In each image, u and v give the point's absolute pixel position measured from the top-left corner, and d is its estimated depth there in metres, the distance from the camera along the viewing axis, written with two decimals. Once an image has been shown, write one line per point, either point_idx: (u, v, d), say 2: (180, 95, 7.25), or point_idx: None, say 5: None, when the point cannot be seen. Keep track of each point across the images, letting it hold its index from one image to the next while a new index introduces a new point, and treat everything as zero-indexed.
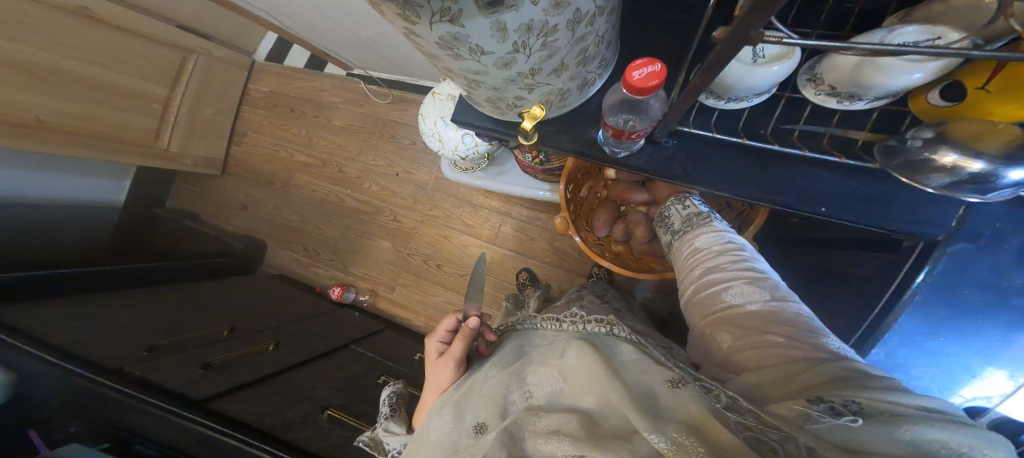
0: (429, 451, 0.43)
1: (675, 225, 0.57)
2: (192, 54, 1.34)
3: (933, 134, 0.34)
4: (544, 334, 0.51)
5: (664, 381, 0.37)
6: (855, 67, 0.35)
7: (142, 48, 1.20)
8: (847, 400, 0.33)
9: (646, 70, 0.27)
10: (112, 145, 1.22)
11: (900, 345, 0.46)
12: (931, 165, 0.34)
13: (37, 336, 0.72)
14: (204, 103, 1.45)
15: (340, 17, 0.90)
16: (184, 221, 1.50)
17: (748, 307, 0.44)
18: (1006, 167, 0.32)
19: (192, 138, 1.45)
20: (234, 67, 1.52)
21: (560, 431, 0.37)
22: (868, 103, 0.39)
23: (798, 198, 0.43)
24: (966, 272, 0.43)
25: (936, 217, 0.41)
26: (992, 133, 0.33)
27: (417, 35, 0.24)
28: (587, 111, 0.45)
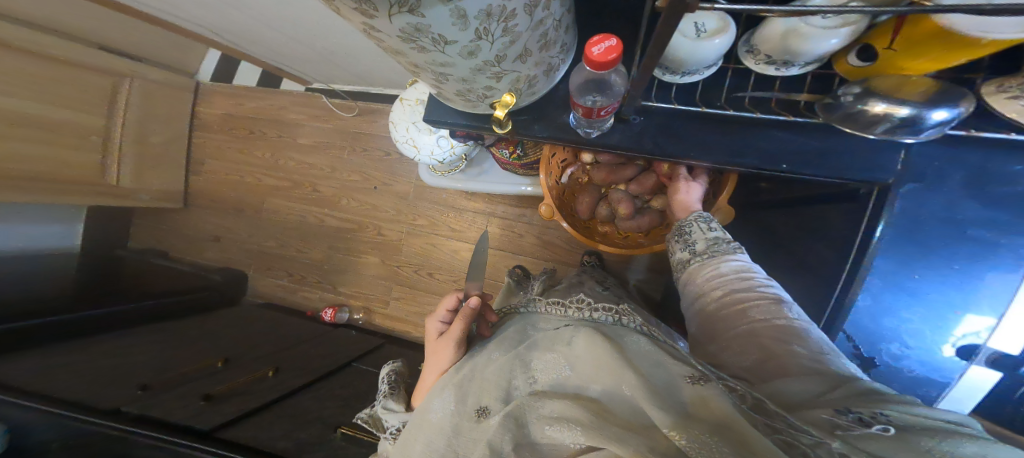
0: (429, 431, 0.43)
1: (698, 246, 0.51)
2: (122, 78, 1.28)
3: (862, 88, 0.39)
4: (549, 317, 0.52)
5: (684, 377, 0.35)
6: (782, 37, 0.39)
7: (71, 77, 1.16)
8: (875, 414, 0.31)
9: (604, 45, 0.29)
10: (59, 184, 1.18)
11: (882, 288, 0.43)
12: (866, 114, 0.39)
13: (19, 386, 0.71)
14: (152, 132, 1.41)
15: (280, 26, 0.89)
16: (156, 260, 1.46)
17: (773, 322, 0.42)
18: (930, 110, 0.37)
19: (145, 170, 1.40)
20: (175, 89, 1.48)
21: (568, 417, 0.36)
22: (801, 68, 0.42)
23: (763, 159, 0.46)
24: (921, 209, 0.42)
25: (883, 161, 0.44)
26: (909, 84, 0.38)
27: (377, 30, 0.25)
28: (556, 96, 0.47)
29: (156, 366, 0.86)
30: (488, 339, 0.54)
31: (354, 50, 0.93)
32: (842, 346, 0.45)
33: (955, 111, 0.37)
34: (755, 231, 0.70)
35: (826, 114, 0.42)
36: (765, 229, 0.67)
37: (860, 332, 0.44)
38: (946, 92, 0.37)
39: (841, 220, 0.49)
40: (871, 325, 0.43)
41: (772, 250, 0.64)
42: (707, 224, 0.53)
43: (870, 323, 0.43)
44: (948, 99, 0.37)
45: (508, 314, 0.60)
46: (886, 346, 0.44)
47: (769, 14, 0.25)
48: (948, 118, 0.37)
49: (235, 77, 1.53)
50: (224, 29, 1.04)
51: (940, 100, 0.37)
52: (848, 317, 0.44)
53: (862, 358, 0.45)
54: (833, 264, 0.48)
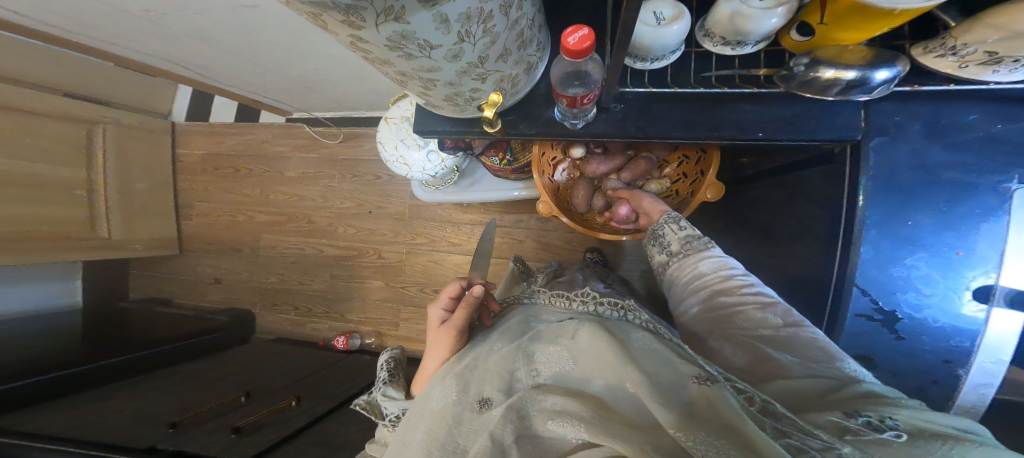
0: (428, 420, 0.43)
1: (672, 246, 0.54)
2: (95, 125, 1.29)
3: (809, 59, 0.41)
4: (553, 309, 0.54)
5: (692, 376, 0.35)
6: (731, 19, 0.42)
7: (49, 129, 1.18)
8: (883, 418, 0.32)
9: (578, 34, 0.31)
10: (48, 240, 1.19)
11: (880, 238, 0.44)
12: (818, 81, 0.41)
13: (29, 431, 0.71)
14: (133, 180, 1.42)
15: (247, 54, 0.91)
16: (157, 309, 1.46)
17: (762, 333, 0.44)
18: (873, 71, 0.39)
19: (133, 218, 1.42)
20: (152, 132, 1.50)
21: (569, 412, 0.36)
22: (754, 46, 0.45)
23: (737, 130, 0.48)
24: (900, 160, 0.44)
25: (844, 120, 0.46)
26: (848, 51, 0.40)
27: (365, 41, 0.27)
28: (539, 94, 0.49)
29: (172, 406, 0.86)
30: (489, 330, 0.55)
31: (327, 73, 0.96)
32: (859, 301, 0.45)
33: (894, 70, 0.39)
34: (745, 206, 0.72)
35: (782, 84, 0.44)
36: (755, 202, 0.69)
37: (872, 284, 0.44)
38: (881, 56, 0.40)
39: (823, 182, 0.51)
40: (881, 276, 0.44)
41: (764, 222, 0.66)
42: (675, 222, 0.56)
43: (881, 272, 0.44)
44: (885, 60, 0.39)
45: (512, 304, 0.62)
46: (904, 297, 0.44)
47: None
48: (889, 77, 0.40)
49: (211, 116, 1.56)
50: (198, 66, 1.06)
51: (879, 62, 0.40)
52: (857, 271, 0.44)
53: (884, 314, 0.44)
54: (824, 224, 0.49)
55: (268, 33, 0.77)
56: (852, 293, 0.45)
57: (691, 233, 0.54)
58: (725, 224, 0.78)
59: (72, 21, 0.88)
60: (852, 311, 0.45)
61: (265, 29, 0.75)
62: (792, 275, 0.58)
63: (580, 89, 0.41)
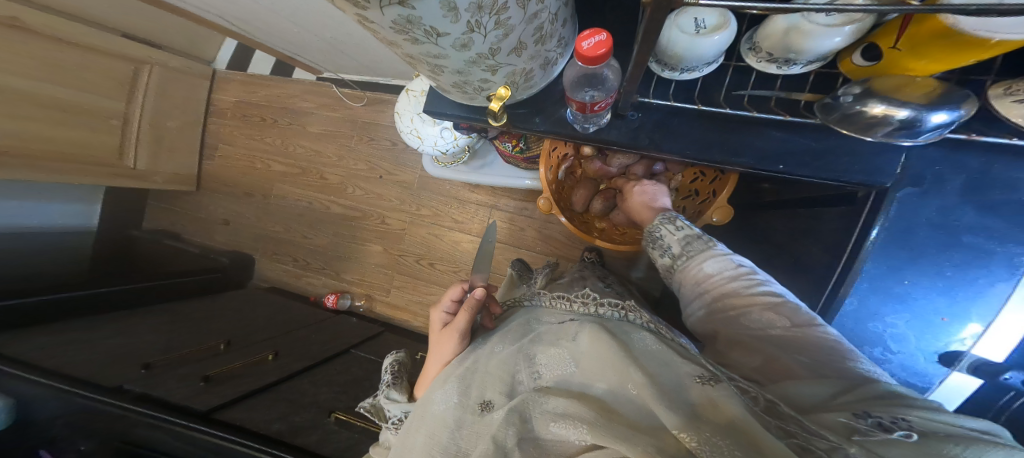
0: (431, 425, 0.44)
1: (674, 248, 0.52)
2: (144, 64, 1.30)
3: (862, 89, 0.38)
4: (554, 311, 0.53)
5: (693, 377, 0.34)
6: (784, 34, 0.38)
7: (86, 61, 1.16)
8: (895, 418, 0.30)
9: (593, 40, 0.29)
10: (79, 166, 1.20)
11: (870, 292, 0.42)
12: (863, 116, 0.38)
13: (18, 356, 0.73)
14: (168, 117, 1.42)
15: (295, 14, 0.87)
16: (163, 241, 1.49)
17: (769, 332, 0.41)
18: (930, 113, 0.36)
19: (160, 154, 1.43)
20: (193, 77, 1.49)
21: (570, 413, 0.36)
22: (804, 67, 0.42)
23: (757, 159, 0.45)
24: (917, 215, 0.41)
25: (881, 164, 0.42)
26: (912, 84, 0.37)
27: (371, 21, 0.26)
28: (554, 92, 0.47)
29: (167, 348, 0.87)
30: (491, 331, 0.55)
31: (361, 38, 0.92)
32: None
33: (955, 113, 0.36)
34: (753, 234, 0.69)
35: (821, 115, 0.42)
36: (762, 230, 0.66)
37: (846, 334, 0.44)
38: (949, 94, 0.36)
39: (838, 224, 0.47)
40: (856, 329, 0.44)
41: (767, 250, 0.63)
42: (672, 223, 0.54)
43: (859, 325, 0.43)
44: (950, 103, 0.35)
45: (513, 307, 0.61)
46: (871, 351, 0.44)
47: (752, 10, 0.23)
48: (946, 121, 0.36)
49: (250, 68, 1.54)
50: (241, 17, 1.02)
51: (940, 103, 0.36)
52: (833, 320, 0.44)
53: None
54: (825, 267, 0.47)
55: None
56: None
57: (692, 234, 0.52)
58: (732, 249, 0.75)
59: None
60: None
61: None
62: None
63: (592, 96, 0.38)
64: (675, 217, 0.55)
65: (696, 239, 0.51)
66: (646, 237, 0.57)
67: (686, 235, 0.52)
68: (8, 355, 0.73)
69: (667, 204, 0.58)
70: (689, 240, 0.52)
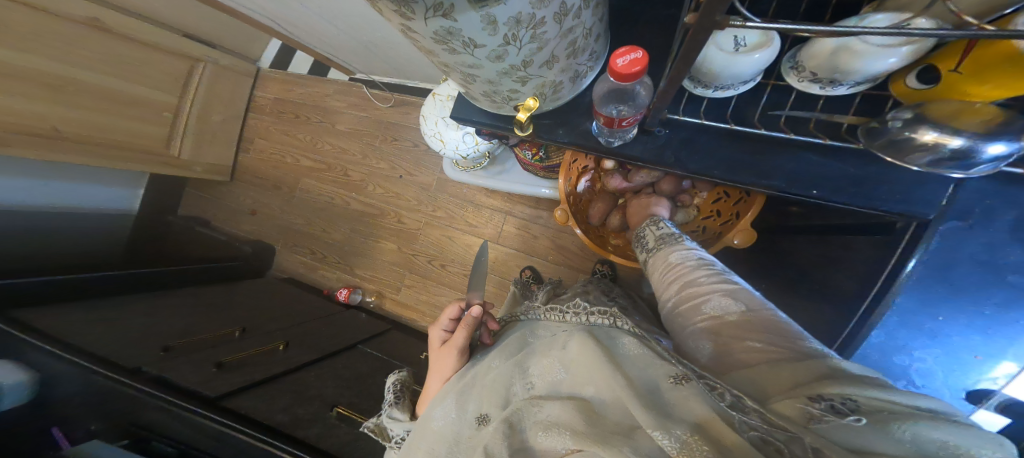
0: (433, 440, 0.46)
1: (650, 243, 0.57)
2: (198, 63, 1.35)
3: (913, 113, 0.36)
4: (549, 324, 0.49)
5: (667, 377, 0.35)
6: (832, 53, 0.37)
7: (151, 59, 1.22)
8: (844, 397, 0.31)
9: (628, 57, 0.28)
10: (131, 154, 1.25)
11: (900, 325, 0.41)
12: (911, 143, 0.36)
13: (44, 332, 0.75)
14: (213, 110, 1.47)
15: (343, 19, 0.89)
16: (187, 226, 1.53)
17: (725, 319, 0.42)
18: (987, 143, 0.33)
19: (201, 144, 1.47)
20: (238, 75, 1.53)
21: (558, 421, 0.37)
22: (850, 88, 0.41)
23: (789, 182, 0.43)
24: (957, 250, 0.39)
25: (924, 195, 0.40)
26: (968, 111, 0.35)
27: (413, 31, 0.26)
28: (581, 103, 0.46)
29: (184, 333, 0.89)
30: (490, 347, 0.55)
31: (396, 43, 0.94)
32: None
33: (1014, 145, 0.33)
34: (774, 258, 0.67)
35: (867, 142, 0.40)
36: (784, 253, 0.64)
37: (869, 365, 0.43)
38: (1009, 123, 0.33)
39: (869, 253, 0.45)
40: (879, 361, 0.42)
41: (788, 275, 0.62)
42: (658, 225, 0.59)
43: (883, 357, 0.42)
44: (1013, 130, 0.33)
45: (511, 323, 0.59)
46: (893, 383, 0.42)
47: (805, 34, 0.23)
48: (1004, 153, 0.34)
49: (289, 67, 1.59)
50: (288, 19, 1.05)
51: (998, 131, 0.33)
52: (855, 351, 0.43)
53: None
54: (851, 298, 0.45)
55: None
56: None
57: (667, 232, 0.57)
58: (752, 271, 0.73)
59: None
60: None
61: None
62: None
63: (620, 112, 0.38)
64: (661, 219, 0.60)
65: (670, 235, 0.56)
66: (633, 237, 0.62)
67: (663, 232, 0.57)
68: (46, 332, 0.75)
69: (661, 214, 0.62)
70: (665, 236, 0.57)
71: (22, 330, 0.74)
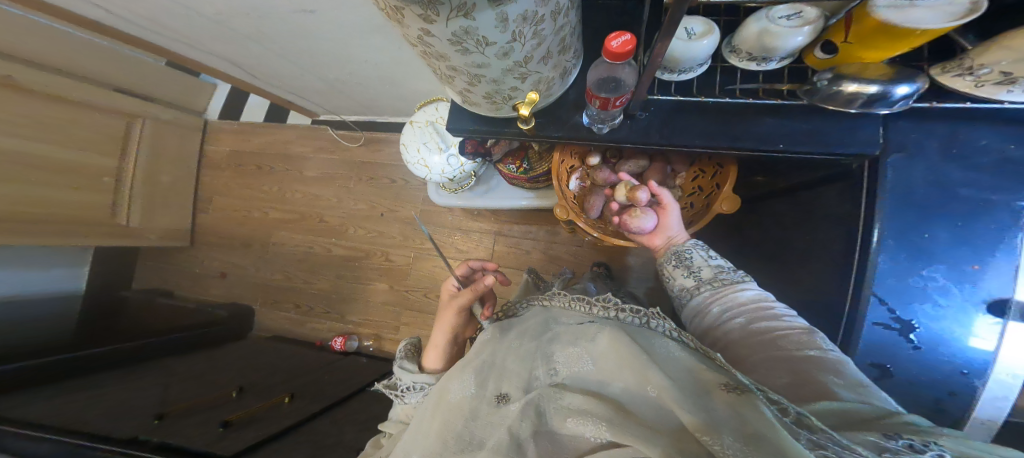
0: (446, 412, 0.45)
1: (704, 273, 0.53)
2: (136, 118, 1.32)
3: (833, 73, 0.43)
4: (572, 312, 0.53)
5: (719, 384, 0.34)
6: (758, 37, 0.44)
7: (75, 116, 1.17)
8: (928, 442, 0.28)
9: (621, 39, 0.32)
10: (70, 228, 1.19)
11: (897, 248, 0.42)
12: (841, 94, 0.43)
13: (15, 418, 0.69)
14: (160, 171, 1.44)
15: (305, 63, 0.92)
16: (157, 299, 1.45)
17: (806, 352, 0.41)
18: (894, 86, 0.41)
19: (153, 210, 1.42)
20: (188, 129, 1.53)
21: (585, 410, 0.36)
22: (779, 63, 0.47)
23: (759, 142, 0.48)
24: (915, 176, 0.43)
25: (865, 135, 0.46)
26: (871, 67, 0.42)
27: (432, 35, 0.29)
28: (569, 100, 0.50)
29: (172, 400, 0.83)
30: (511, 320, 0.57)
31: (362, 78, 0.97)
32: (876, 310, 0.42)
33: (914, 85, 0.41)
34: (759, 225, 0.72)
35: (805, 98, 0.46)
36: (770, 219, 0.69)
37: (889, 294, 0.42)
38: (901, 70, 0.42)
39: (840, 198, 0.50)
40: (899, 286, 0.42)
41: (775, 236, 0.67)
42: (707, 253, 0.56)
43: (898, 283, 0.42)
44: (906, 75, 0.41)
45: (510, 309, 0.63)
46: (920, 307, 0.41)
47: None
48: (908, 93, 0.42)
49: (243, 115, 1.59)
50: (246, 73, 1.07)
51: (901, 77, 0.41)
52: (874, 279, 0.42)
53: (902, 324, 0.42)
54: (836, 238, 0.49)
55: (310, 40, 0.79)
56: (868, 302, 0.42)
57: (718, 268, 0.54)
58: (740, 241, 0.78)
59: (148, 24, 0.89)
60: (869, 318, 0.42)
61: (335, 36, 0.74)
62: (804, 297, 0.57)
63: (615, 92, 0.41)
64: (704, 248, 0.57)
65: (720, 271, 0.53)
66: (674, 250, 0.58)
67: (713, 265, 0.54)
68: (13, 418, 0.69)
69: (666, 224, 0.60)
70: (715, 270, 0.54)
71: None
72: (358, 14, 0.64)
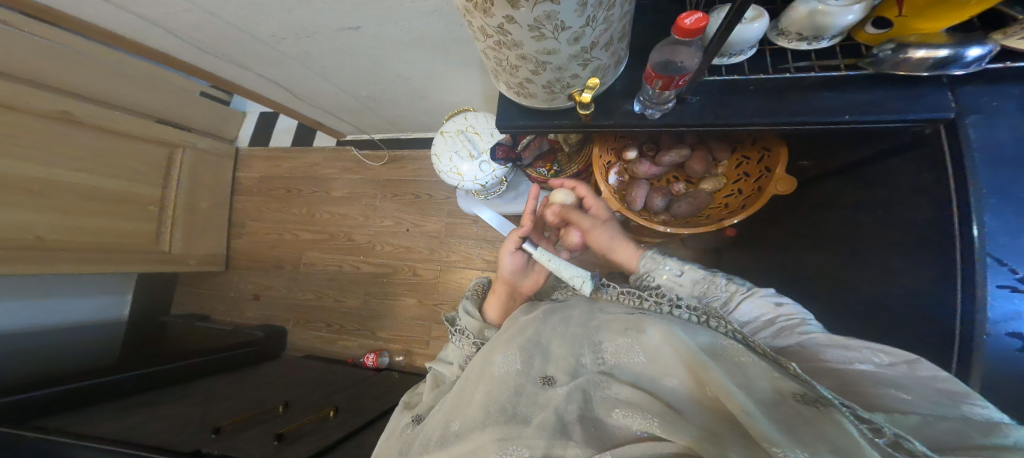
0: (489, 383, 0.45)
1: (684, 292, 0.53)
2: (179, 147, 1.39)
3: (895, 43, 0.43)
4: (619, 304, 0.53)
5: (791, 393, 0.33)
6: (809, 16, 0.44)
7: (124, 146, 1.23)
8: None
9: (695, 17, 0.33)
10: (120, 253, 1.23)
11: (1004, 204, 0.38)
12: (907, 63, 0.43)
13: (75, 431, 0.70)
14: (199, 198, 1.49)
15: (343, 81, 0.95)
16: (193, 323, 1.47)
17: (857, 367, 0.40)
18: (965, 48, 0.41)
19: (192, 235, 1.47)
20: (223, 157, 1.59)
21: (637, 403, 0.37)
22: (830, 40, 0.46)
23: (817, 114, 0.47)
24: (1001, 131, 0.40)
25: (932, 101, 0.44)
26: (932, 35, 0.42)
27: (514, 21, 0.30)
28: (618, 90, 0.50)
29: (224, 415, 0.83)
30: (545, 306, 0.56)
31: (392, 92, 1.00)
32: (998, 274, 0.37)
33: (987, 47, 0.41)
34: (809, 212, 0.71)
35: (871, 69, 0.46)
36: (822, 204, 0.67)
37: (1011, 255, 0.37)
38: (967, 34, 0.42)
39: (907, 170, 0.49)
40: (1020, 245, 0.37)
41: (828, 220, 0.65)
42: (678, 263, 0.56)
43: (1020, 241, 0.37)
44: (975, 38, 0.41)
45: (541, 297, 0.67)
46: None
47: None
48: (980, 55, 0.41)
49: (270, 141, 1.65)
50: (290, 96, 1.13)
51: (970, 40, 0.41)
52: (986, 239, 0.37)
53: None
54: (906, 211, 0.48)
55: (345, 56, 0.81)
56: (985, 265, 0.37)
57: (699, 279, 0.53)
58: (790, 230, 0.76)
59: (198, 48, 0.93)
60: (993, 283, 0.37)
61: (374, 51, 0.77)
62: (872, 278, 0.54)
63: (676, 71, 0.41)
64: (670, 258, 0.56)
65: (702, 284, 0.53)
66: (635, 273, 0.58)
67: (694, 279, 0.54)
68: (74, 432, 0.70)
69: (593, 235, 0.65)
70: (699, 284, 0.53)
71: (54, 432, 0.68)
72: (399, 29, 0.67)
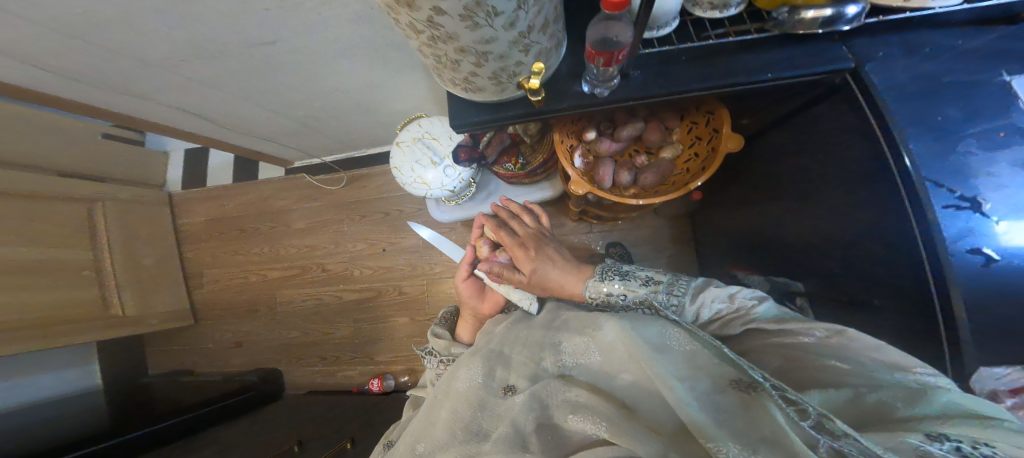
0: (455, 399, 0.53)
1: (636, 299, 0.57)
2: (94, 203, 1.29)
3: (789, 7, 0.48)
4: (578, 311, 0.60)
5: (730, 381, 0.37)
6: None
7: (54, 212, 1.18)
8: (979, 444, 0.28)
9: None
10: (69, 325, 1.18)
11: (921, 135, 0.43)
12: (801, 23, 0.47)
13: None
14: (139, 254, 1.42)
15: (276, 101, 0.94)
16: (176, 379, 1.43)
17: (803, 341, 0.45)
18: (846, 6, 0.45)
19: (146, 294, 1.41)
20: (153, 204, 1.52)
21: (584, 405, 0.43)
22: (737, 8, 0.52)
23: (749, 73, 0.50)
24: (902, 74, 0.45)
25: (835, 54, 0.49)
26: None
27: (444, 12, 0.31)
28: (562, 74, 0.53)
29: None
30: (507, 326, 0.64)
31: (337, 109, 1.01)
32: (940, 195, 0.41)
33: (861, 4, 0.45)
34: (761, 168, 0.75)
35: (775, 31, 0.50)
36: (770, 158, 0.71)
37: (943, 176, 0.41)
38: None
39: (834, 115, 0.53)
40: (946, 166, 0.41)
41: (778, 173, 0.69)
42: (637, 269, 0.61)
43: (947, 164, 0.41)
44: None
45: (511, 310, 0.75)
46: (976, 180, 0.41)
47: None
48: (858, 12, 0.46)
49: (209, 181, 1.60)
50: (212, 124, 1.10)
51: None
52: (921, 166, 0.41)
53: (970, 201, 0.40)
54: (842, 152, 0.52)
55: (281, 76, 0.81)
56: (928, 188, 0.41)
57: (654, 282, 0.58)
58: (749, 188, 0.80)
59: (111, 91, 0.92)
60: (939, 204, 0.40)
61: (308, 66, 0.77)
62: (824, 220, 0.58)
63: (614, 47, 0.44)
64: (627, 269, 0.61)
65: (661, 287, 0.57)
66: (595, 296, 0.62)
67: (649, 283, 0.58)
68: None
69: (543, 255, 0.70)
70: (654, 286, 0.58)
71: None
72: (330, 42, 0.68)
